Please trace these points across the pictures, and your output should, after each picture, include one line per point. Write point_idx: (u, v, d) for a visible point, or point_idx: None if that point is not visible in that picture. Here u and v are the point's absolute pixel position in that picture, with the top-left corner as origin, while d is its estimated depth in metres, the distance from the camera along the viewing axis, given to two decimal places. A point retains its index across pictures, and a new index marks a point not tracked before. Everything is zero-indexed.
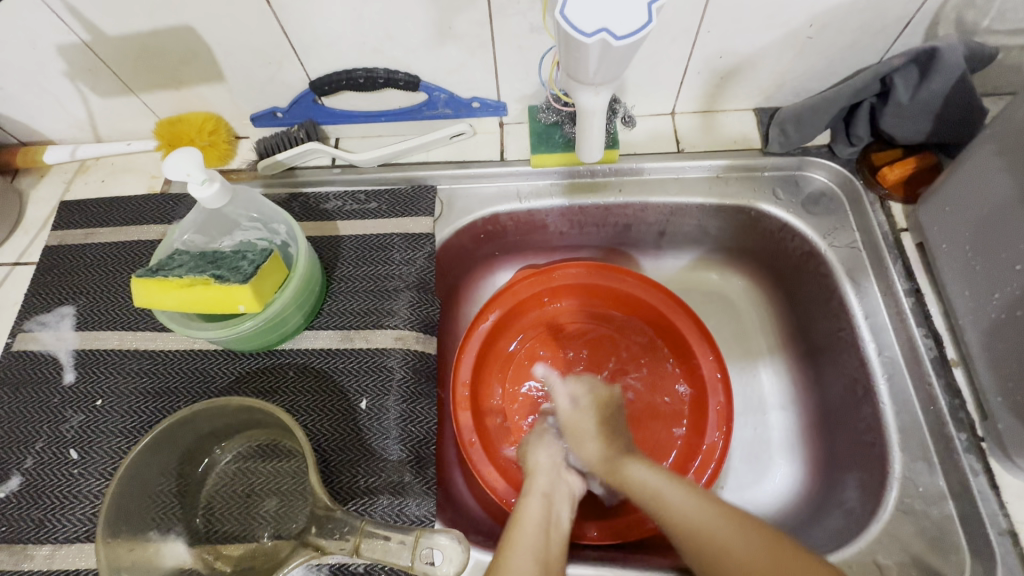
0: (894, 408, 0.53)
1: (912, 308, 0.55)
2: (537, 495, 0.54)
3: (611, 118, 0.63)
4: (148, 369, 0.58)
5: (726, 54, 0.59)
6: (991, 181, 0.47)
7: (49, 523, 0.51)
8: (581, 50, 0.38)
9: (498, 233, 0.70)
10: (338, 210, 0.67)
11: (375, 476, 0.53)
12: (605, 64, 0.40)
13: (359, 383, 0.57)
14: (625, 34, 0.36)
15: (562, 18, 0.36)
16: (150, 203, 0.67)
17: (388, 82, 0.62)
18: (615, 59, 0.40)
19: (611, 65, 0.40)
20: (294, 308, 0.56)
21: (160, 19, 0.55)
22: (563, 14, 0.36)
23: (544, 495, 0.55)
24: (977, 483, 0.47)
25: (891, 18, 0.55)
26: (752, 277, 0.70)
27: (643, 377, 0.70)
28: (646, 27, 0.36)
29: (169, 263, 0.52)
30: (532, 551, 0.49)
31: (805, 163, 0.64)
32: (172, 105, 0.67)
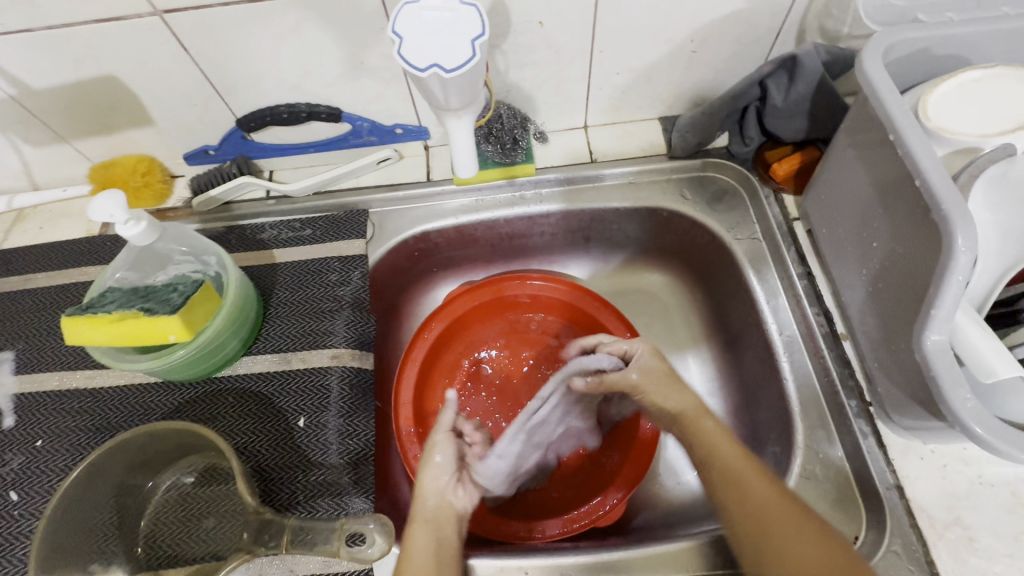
0: (795, 382, 0.57)
1: (805, 290, 0.60)
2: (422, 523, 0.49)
3: (524, 135, 0.68)
4: (86, 407, 0.59)
5: (622, 71, 0.65)
6: (849, 169, 0.52)
7: None
8: (423, 84, 0.42)
9: (432, 250, 0.74)
10: (274, 239, 0.69)
11: (315, 489, 0.55)
12: (452, 95, 0.44)
13: (297, 403, 0.59)
14: (455, 67, 0.41)
15: (398, 57, 0.40)
16: (88, 245, 0.69)
17: (310, 115, 0.65)
18: (461, 90, 0.44)
19: (461, 94, 0.44)
20: (228, 332, 0.59)
21: (82, 70, 0.58)
22: (398, 51, 0.40)
23: (435, 527, 0.49)
24: (866, 445, 0.51)
25: (762, 29, 0.61)
26: (674, 273, 0.75)
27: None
28: (471, 61, 0.41)
29: (101, 300, 0.54)
30: None
31: (708, 165, 0.69)
32: (105, 149, 0.69)
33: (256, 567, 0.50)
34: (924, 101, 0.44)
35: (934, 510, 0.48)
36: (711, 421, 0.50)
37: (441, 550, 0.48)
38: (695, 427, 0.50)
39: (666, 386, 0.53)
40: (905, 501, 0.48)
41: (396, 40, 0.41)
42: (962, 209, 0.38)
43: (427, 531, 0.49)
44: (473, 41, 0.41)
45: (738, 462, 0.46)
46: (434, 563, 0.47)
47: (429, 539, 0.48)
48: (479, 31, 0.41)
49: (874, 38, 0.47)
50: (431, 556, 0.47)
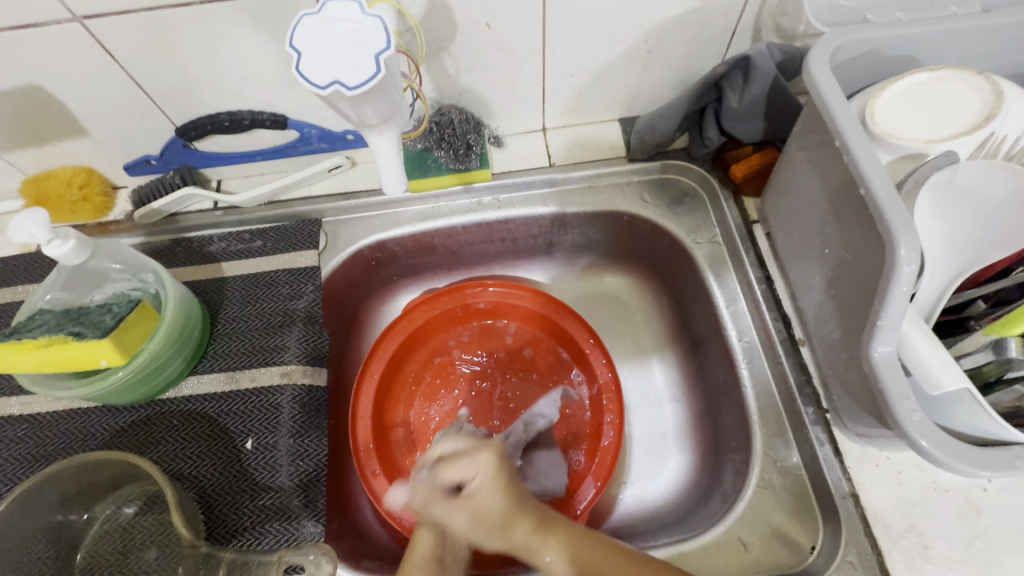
0: (754, 389, 0.56)
1: (764, 294, 0.59)
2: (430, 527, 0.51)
3: (478, 140, 0.67)
4: (22, 435, 0.56)
5: (576, 72, 0.63)
6: (803, 172, 0.51)
7: None
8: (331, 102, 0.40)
9: (389, 259, 0.71)
10: (222, 252, 0.67)
11: (263, 513, 0.53)
12: (368, 110, 0.42)
13: (244, 424, 0.57)
14: (356, 83, 0.39)
15: (298, 75, 0.38)
16: (23, 262, 0.66)
17: (254, 123, 0.63)
18: (376, 105, 0.42)
19: (378, 108, 0.42)
20: (171, 352, 0.56)
21: (3, 80, 0.54)
22: (297, 69, 0.38)
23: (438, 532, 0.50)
24: (823, 453, 0.51)
25: (716, 29, 0.59)
26: (637, 276, 0.74)
27: (532, 394, 0.72)
28: (377, 77, 0.38)
29: (29, 324, 0.51)
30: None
31: (668, 167, 0.68)
32: (39, 162, 0.66)
33: None
34: (871, 104, 0.43)
35: (889, 518, 0.47)
36: (558, 536, 0.49)
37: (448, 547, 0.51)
38: (533, 554, 0.49)
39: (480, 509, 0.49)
40: (860, 510, 0.48)
41: (297, 55, 0.39)
42: (904, 218, 0.37)
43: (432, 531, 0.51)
44: (377, 56, 0.39)
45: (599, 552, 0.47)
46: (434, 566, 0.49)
47: (432, 540, 0.50)
48: (384, 45, 0.39)
49: (822, 39, 0.45)
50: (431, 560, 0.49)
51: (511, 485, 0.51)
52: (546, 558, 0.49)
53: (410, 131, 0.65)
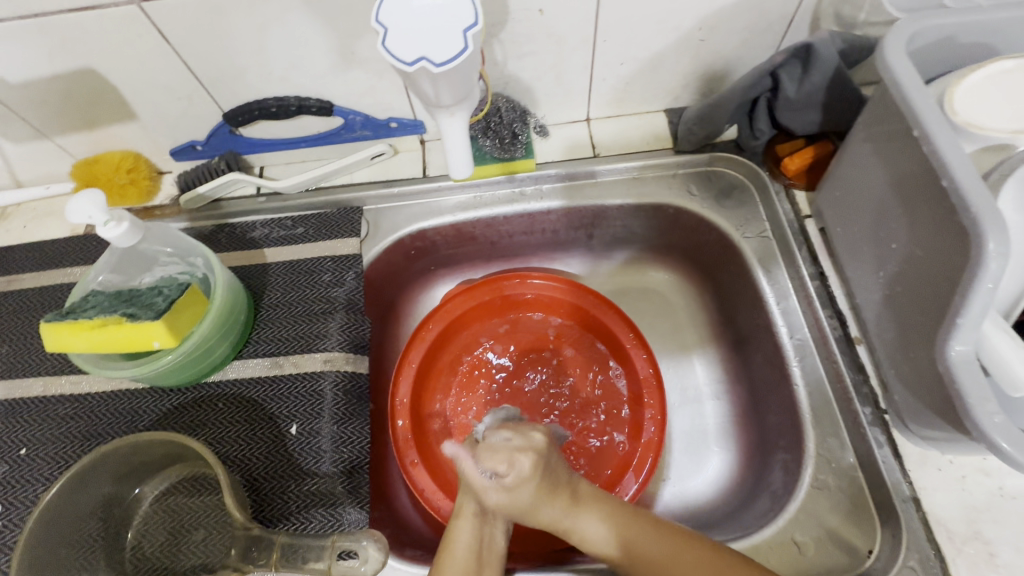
0: (806, 387, 0.55)
1: (817, 291, 0.57)
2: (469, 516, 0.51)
3: (524, 129, 0.66)
4: (73, 414, 0.57)
5: (626, 61, 0.62)
6: (867, 164, 0.49)
7: None
8: (413, 80, 0.40)
9: (429, 248, 0.71)
10: (265, 238, 0.67)
11: (307, 498, 0.54)
12: (448, 91, 0.41)
13: (288, 409, 0.57)
14: (445, 61, 0.38)
15: (384, 50, 0.38)
16: (73, 244, 0.67)
17: (301, 109, 0.63)
18: (457, 86, 0.41)
19: (458, 89, 0.41)
20: (217, 337, 0.56)
21: (59, 64, 0.55)
22: (382, 44, 0.38)
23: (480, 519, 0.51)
24: (881, 454, 0.49)
25: (774, 16, 0.57)
26: (679, 271, 0.72)
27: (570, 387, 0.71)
28: (463, 53, 0.38)
29: (83, 304, 0.52)
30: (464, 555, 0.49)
31: (716, 159, 0.66)
32: (89, 146, 0.66)
33: None
34: (950, 93, 0.42)
35: (952, 523, 0.46)
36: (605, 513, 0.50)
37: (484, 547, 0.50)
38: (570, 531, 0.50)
39: (531, 503, 0.49)
40: (922, 515, 0.46)
41: (382, 31, 0.38)
42: (992, 211, 0.35)
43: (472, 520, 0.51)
44: (464, 32, 0.38)
45: (660, 549, 0.48)
46: (473, 555, 0.49)
47: (472, 531, 0.50)
48: (471, 21, 0.38)
49: (896, 25, 0.44)
50: (472, 547, 0.49)
51: (547, 484, 0.49)
52: (586, 527, 0.50)
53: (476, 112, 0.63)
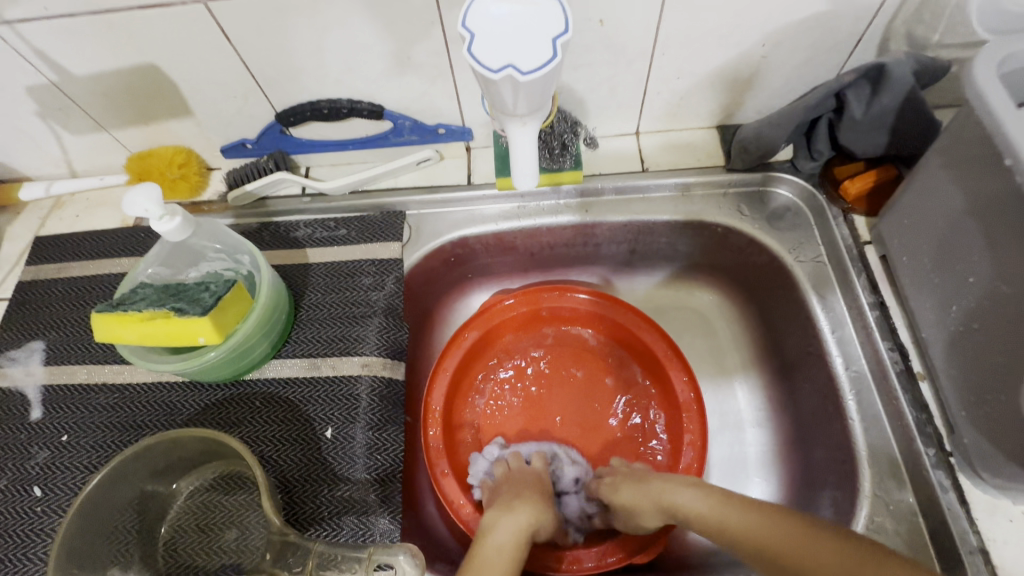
0: (862, 422, 0.52)
1: (877, 321, 0.55)
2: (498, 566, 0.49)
3: (574, 141, 0.65)
4: (113, 404, 0.58)
5: (683, 75, 0.60)
6: (943, 191, 0.47)
7: (12, 561, 0.51)
8: (493, 87, 0.39)
9: (468, 256, 0.70)
10: (308, 238, 0.67)
11: (340, 503, 0.53)
12: (523, 100, 0.40)
13: (325, 412, 0.57)
14: (530, 68, 0.37)
15: (468, 54, 0.37)
16: (122, 235, 0.68)
17: (352, 111, 0.63)
18: (534, 96, 0.40)
19: (533, 100, 0.41)
20: (259, 335, 0.56)
21: (125, 59, 0.56)
22: (467, 49, 0.37)
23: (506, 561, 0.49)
24: (946, 500, 0.46)
25: (842, 34, 0.55)
26: (723, 292, 0.70)
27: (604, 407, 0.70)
28: (551, 62, 0.37)
29: (132, 296, 0.53)
30: None
31: (770, 179, 0.64)
32: (144, 139, 0.68)
33: None
34: None
35: None
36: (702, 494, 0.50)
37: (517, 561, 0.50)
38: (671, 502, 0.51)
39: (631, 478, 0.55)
40: (990, 567, 0.43)
41: (468, 36, 0.38)
42: None
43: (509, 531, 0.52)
44: (553, 40, 0.37)
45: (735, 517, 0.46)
46: None
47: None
48: (561, 30, 0.38)
49: (985, 48, 0.41)
50: None
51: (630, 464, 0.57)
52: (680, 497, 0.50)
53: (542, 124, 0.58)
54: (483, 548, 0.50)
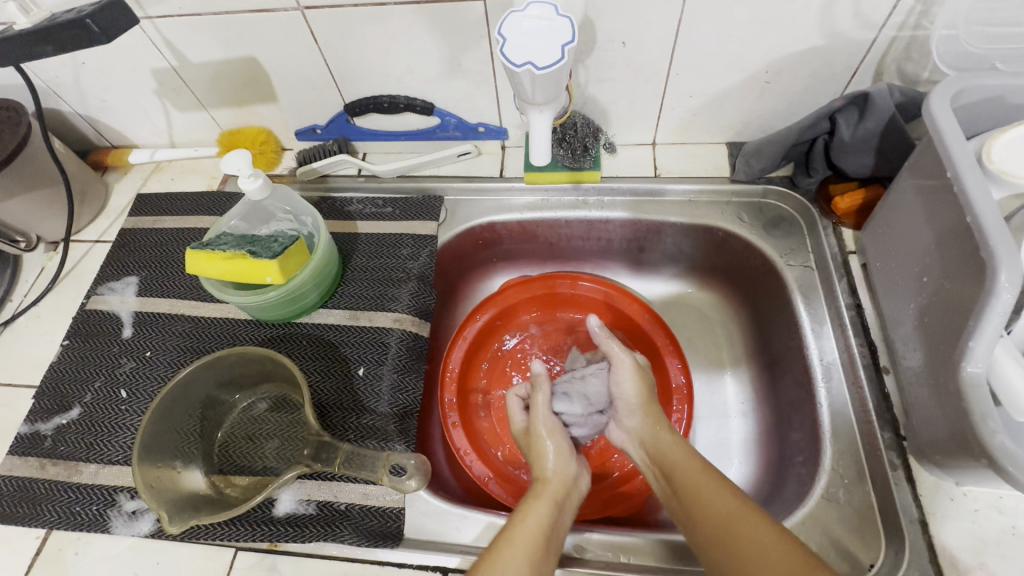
0: (830, 408, 0.58)
1: (852, 320, 0.61)
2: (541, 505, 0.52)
3: (594, 143, 0.73)
4: (187, 330, 0.69)
5: (695, 94, 0.69)
6: (909, 204, 0.54)
7: (98, 446, 0.62)
8: (513, 75, 0.48)
9: (495, 240, 0.80)
10: (359, 213, 0.78)
11: (365, 430, 0.62)
12: (535, 88, 0.50)
13: (359, 354, 0.67)
14: (546, 66, 0.47)
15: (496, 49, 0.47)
16: (207, 197, 0.81)
17: (408, 106, 0.74)
18: (543, 86, 0.50)
19: (543, 89, 0.50)
20: (312, 284, 0.67)
21: (231, 51, 0.69)
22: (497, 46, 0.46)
23: (554, 508, 0.52)
24: (895, 476, 0.52)
25: (839, 67, 0.63)
26: (721, 292, 0.77)
27: None
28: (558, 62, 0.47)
29: (217, 240, 0.64)
30: (526, 552, 0.46)
31: (769, 192, 0.72)
32: (234, 119, 0.81)
33: (306, 488, 0.57)
34: (990, 144, 0.46)
35: (958, 551, 0.48)
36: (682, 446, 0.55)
37: (551, 527, 0.50)
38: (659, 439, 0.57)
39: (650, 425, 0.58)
40: (927, 536, 0.49)
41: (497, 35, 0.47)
42: (1009, 247, 0.40)
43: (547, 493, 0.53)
44: (562, 45, 0.47)
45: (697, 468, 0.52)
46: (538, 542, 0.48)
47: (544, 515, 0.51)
48: (570, 37, 0.47)
49: (944, 82, 0.49)
50: (542, 529, 0.49)
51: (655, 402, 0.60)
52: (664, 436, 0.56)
53: (559, 118, 0.69)
54: (519, 517, 0.50)
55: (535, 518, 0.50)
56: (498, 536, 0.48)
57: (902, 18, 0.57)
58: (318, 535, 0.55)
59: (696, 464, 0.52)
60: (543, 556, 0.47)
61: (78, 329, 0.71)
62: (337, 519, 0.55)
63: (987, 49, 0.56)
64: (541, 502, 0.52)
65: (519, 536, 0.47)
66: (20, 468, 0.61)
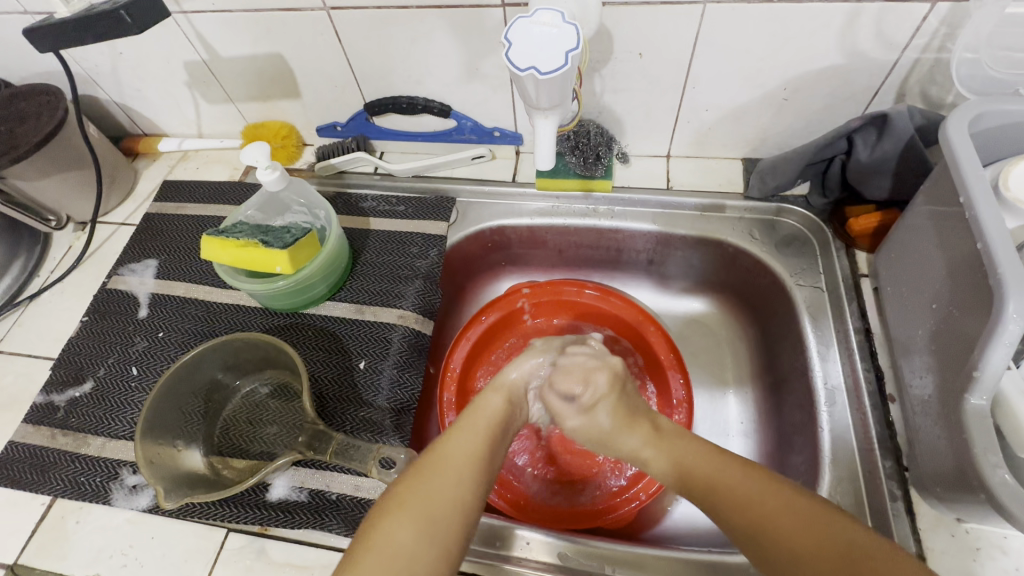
0: (831, 433, 0.56)
1: (859, 344, 0.60)
2: (494, 398, 0.57)
3: (607, 153, 0.73)
4: (199, 314, 0.71)
5: (711, 108, 0.69)
6: (922, 228, 0.52)
7: (106, 419, 0.64)
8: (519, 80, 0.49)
9: (504, 244, 0.80)
10: (372, 209, 0.80)
11: (362, 422, 0.63)
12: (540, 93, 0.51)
13: (362, 348, 0.68)
14: (549, 70, 0.47)
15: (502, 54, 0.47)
16: (229, 187, 0.84)
17: (426, 108, 0.75)
18: (548, 91, 0.50)
19: (548, 94, 0.51)
20: (321, 276, 0.69)
21: (260, 47, 0.72)
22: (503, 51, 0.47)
23: (503, 403, 0.57)
24: (894, 507, 0.50)
25: (859, 87, 0.62)
26: (729, 308, 0.77)
27: None
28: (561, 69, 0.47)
29: (233, 229, 0.66)
30: (438, 487, 0.46)
31: (782, 210, 0.71)
32: (259, 113, 0.83)
33: (300, 475, 0.58)
34: (1008, 171, 0.45)
35: None
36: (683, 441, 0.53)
37: (481, 461, 0.50)
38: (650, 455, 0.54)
39: (619, 428, 0.55)
40: None
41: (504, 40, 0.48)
42: (1018, 277, 0.39)
43: (498, 398, 0.58)
44: (567, 52, 0.47)
45: (712, 467, 0.49)
46: (459, 476, 0.48)
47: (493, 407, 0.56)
48: (575, 44, 0.47)
49: (965, 105, 0.48)
50: (467, 460, 0.49)
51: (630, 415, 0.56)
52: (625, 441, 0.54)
53: (567, 125, 0.69)
54: (449, 441, 0.51)
55: (465, 448, 0.51)
56: (429, 452, 0.50)
57: (925, 40, 0.56)
58: (307, 522, 0.55)
59: (712, 458, 0.50)
60: (462, 497, 0.47)
61: (98, 306, 0.74)
62: (328, 509, 0.56)
63: (1012, 75, 0.55)
64: (493, 403, 0.57)
65: (450, 452, 0.50)
66: (32, 436, 0.64)
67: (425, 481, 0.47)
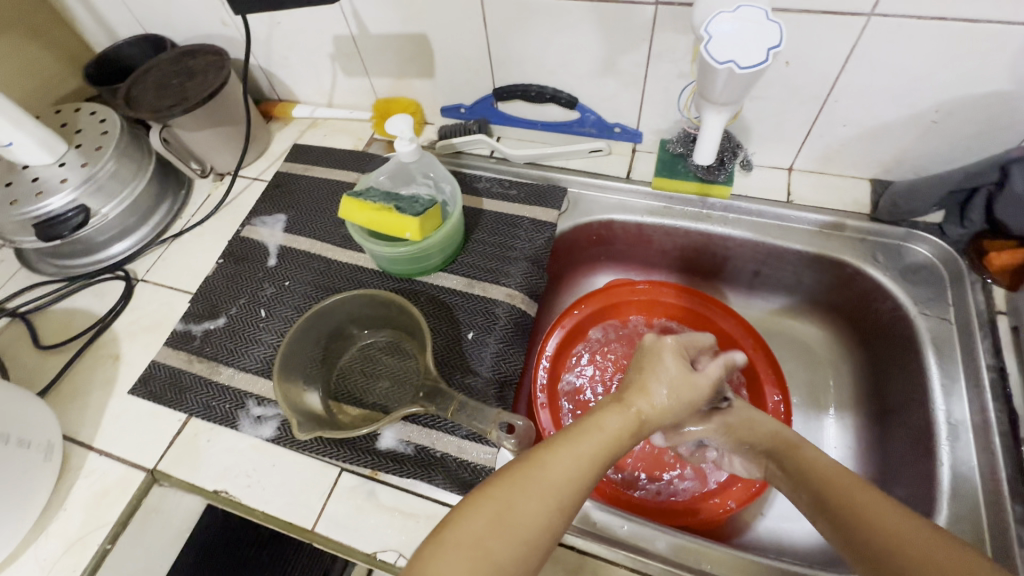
0: (952, 470, 0.54)
1: (992, 383, 0.57)
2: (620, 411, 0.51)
3: (732, 160, 0.73)
4: (321, 269, 0.77)
5: (850, 124, 0.67)
6: None
7: (235, 353, 0.70)
8: (712, 73, 0.51)
9: (609, 239, 0.82)
10: (486, 190, 0.83)
11: (466, 389, 0.65)
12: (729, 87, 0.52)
13: (469, 319, 0.71)
14: (747, 66, 0.48)
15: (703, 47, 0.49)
16: (354, 156, 0.89)
17: (553, 98, 0.78)
18: (738, 85, 0.51)
19: (735, 89, 0.52)
20: (438, 248, 0.72)
21: (407, 27, 0.76)
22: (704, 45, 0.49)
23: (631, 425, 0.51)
24: (1022, 554, 0.49)
25: (1022, 115, 0.59)
26: (836, 330, 0.75)
27: None
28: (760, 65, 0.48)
29: (367, 192, 0.71)
30: (539, 496, 0.42)
31: (912, 236, 0.68)
32: (390, 89, 0.88)
33: (409, 430, 0.61)
34: None
35: None
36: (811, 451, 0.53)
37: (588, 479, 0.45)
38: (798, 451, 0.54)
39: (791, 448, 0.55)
40: None
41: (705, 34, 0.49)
42: None
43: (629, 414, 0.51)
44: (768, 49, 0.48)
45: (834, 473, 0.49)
46: (563, 491, 0.43)
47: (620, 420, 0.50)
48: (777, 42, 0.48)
49: None
50: (574, 472, 0.44)
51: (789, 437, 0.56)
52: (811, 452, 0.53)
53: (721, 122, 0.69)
54: (558, 451, 0.45)
55: (574, 461, 0.45)
56: (536, 458, 0.45)
57: None
58: (414, 474, 0.59)
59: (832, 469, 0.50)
60: (559, 509, 0.42)
61: (232, 251, 0.80)
62: (433, 464, 0.59)
63: None
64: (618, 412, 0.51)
65: (557, 470, 0.43)
66: (172, 358, 0.71)
67: (526, 490, 0.42)
